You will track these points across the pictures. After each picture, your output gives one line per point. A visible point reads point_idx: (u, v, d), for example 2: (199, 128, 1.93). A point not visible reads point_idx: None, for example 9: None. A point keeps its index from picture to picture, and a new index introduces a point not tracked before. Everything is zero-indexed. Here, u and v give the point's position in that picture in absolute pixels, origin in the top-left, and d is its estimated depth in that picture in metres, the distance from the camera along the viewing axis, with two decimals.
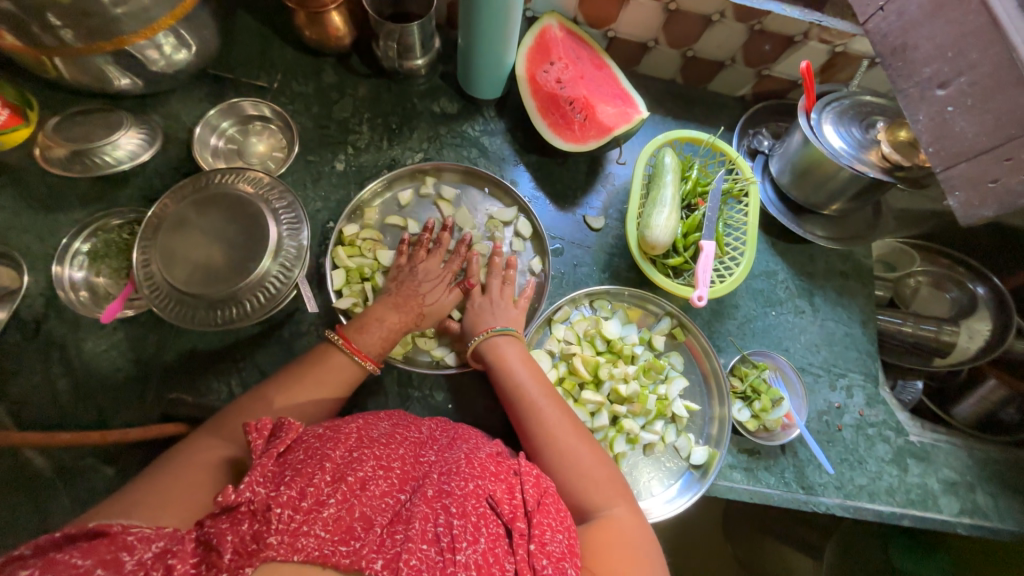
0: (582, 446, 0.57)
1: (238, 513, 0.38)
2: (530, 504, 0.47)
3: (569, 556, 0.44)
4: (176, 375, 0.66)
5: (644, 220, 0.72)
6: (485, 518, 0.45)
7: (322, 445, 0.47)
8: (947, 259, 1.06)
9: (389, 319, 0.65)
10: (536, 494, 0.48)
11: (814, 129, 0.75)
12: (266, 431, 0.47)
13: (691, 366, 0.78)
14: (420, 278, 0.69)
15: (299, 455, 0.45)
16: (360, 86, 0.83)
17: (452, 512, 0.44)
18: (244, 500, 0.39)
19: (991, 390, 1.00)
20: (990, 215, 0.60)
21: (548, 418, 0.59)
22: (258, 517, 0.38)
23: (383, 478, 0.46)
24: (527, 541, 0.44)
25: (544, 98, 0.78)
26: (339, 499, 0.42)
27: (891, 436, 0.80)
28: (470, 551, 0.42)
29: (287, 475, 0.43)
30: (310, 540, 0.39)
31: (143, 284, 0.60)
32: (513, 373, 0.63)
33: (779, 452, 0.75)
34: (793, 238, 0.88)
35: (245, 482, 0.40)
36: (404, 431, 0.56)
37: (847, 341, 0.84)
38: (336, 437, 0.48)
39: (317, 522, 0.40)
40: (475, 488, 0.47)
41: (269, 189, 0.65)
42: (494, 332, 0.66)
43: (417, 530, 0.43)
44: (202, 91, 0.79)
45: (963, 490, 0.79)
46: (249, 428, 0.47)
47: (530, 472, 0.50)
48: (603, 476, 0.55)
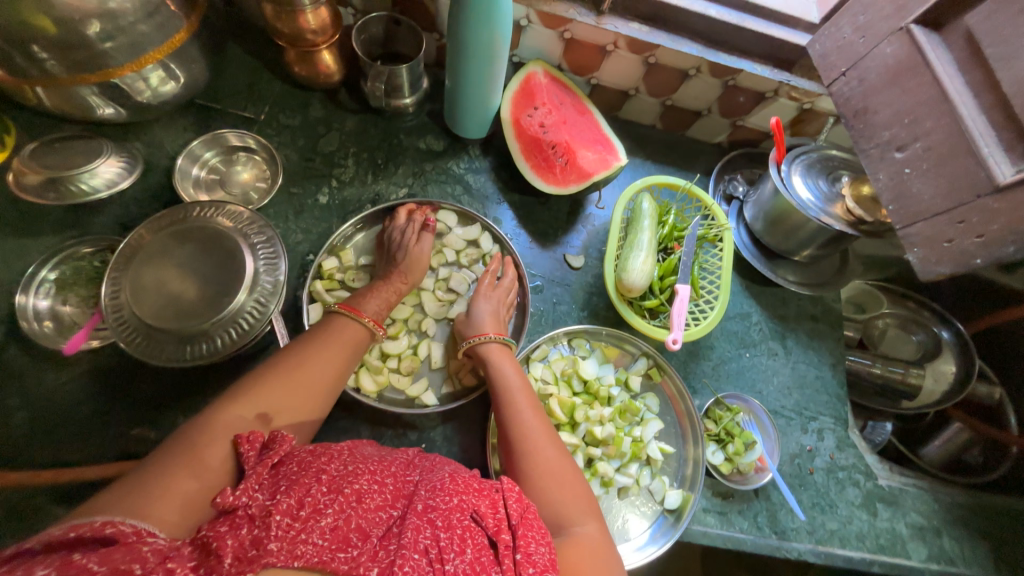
0: (552, 445, 0.60)
1: (237, 517, 0.39)
2: (513, 518, 0.47)
3: (552, 566, 0.44)
4: (140, 411, 0.64)
5: (621, 263, 0.74)
6: (470, 530, 0.45)
7: (315, 458, 0.47)
8: (912, 302, 1.10)
9: (379, 289, 0.69)
10: (519, 509, 0.48)
11: (784, 181, 0.79)
12: (258, 443, 0.48)
13: (666, 408, 0.78)
14: (407, 243, 0.73)
15: (293, 466, 0.45)
16: (347, 121, 0.85)
17: (439, 524, 0.44)
18: (241, 504, 0.40)
19: (956, 433, 1.04)
20: (946, 273, 0.62)
21: (526, 418, 0.62)
22: (257, 522, 0.39)
23: (377, 492, 0.46)
24: (512, 551, 0.44)
25: (528, 141, 0.80)
26: (336, 509, 0.42)
27: (861, 480, 0.81)
28: (458, 561, 0.42)
29: (284, 484, 0.43)
30: (309, 547, 0.38)
31: (110, 315, 0.59)
32: (502, 373, 0.66)
33: (752, 496, 0.76)
34: (766, 281, 0.91)
35: (240, 488, 0.42)
36: (393, 454, 0.56)
37: (818, 384, 0.86)
38: (328, 453, 0.49)
39: (315, 530, 0.40)
40: (459, 503, 0.47)
41: (249, 223, 0.65)
42: (492, 338, 0.68)
43: (409, 539, 0.42)
44: (187, 120, 0.79)
45: (930, 535, 0.80)
46: (238, 439, 0.48)
47: (513, 487, 0.50)
48: (579, 493, 0.56)
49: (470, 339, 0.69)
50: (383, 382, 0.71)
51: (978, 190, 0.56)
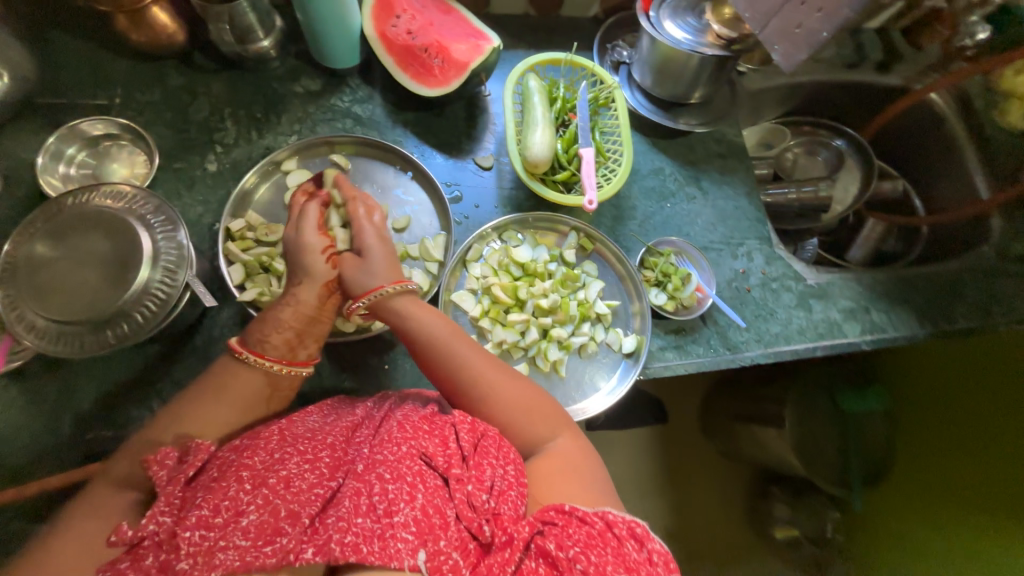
0: (504, 378, 0.57)
1: (141, 548, 0.41)
2: (466, 449, 0.50)
3: (513, 483, 0.48)
4: (88, 415, 0.63)
5: (523, 143, 0.75)
6: (421, 475, 0.47)
7: (237, 455, 0.47)
8: (807, 125, 1.18)
9: (278, 315, 0.59)
10: (472, 438, 0.51)
11: (655, 26, 0.80)
12: (171, 459, 0.47)
13: (606, 270, 0.82)
14: (307, 243, 0.62)
15: (212, 473, 0.46)
16: (213, 82, 0.80)
17: (386, 478, 0.46)
18: (148, 533, 0.41)
19: (873, 229, 1.14)
20: (805, 57, 0.67)
21: (470, 364, 0.57)
22: (164, 546, 0.41)
23: (309, 472, 0.47)
24: (465, 483, 0.47)
25: (400, 52, 0.78)
26: (259, 505, 0.43)
27: (793, 284, 0.89)
28: (408, 509, 0.44)
29: (199, 496, 0.44)
30: (229, 553, 0.40)
31: (18, 327, 0.57)
32: (426, 327, 0.59)
33: (701, 324, 0.82)
34: (670, 133, 0.94)
35: (150, 515, 0.42)
36: (337, 418, 0.55)
37: (738, 213, 0.92)
38: (255, 443, 0.48)
39: (236, 532, 0.41)
40: (409, 450, 0.49)
41: (133, 199, 0.62)
42: (390, 290, 0.60)
43: (349, 507, 0.44)
44: (34, 122, 0.73)
45: (861, 313, 0.89)
46: (150, 462, 0.47)
47: (464, 419, 0.53)
48: (546, 412, 0.57)
49: (361, 301, 0.60)
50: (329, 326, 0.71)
51: None
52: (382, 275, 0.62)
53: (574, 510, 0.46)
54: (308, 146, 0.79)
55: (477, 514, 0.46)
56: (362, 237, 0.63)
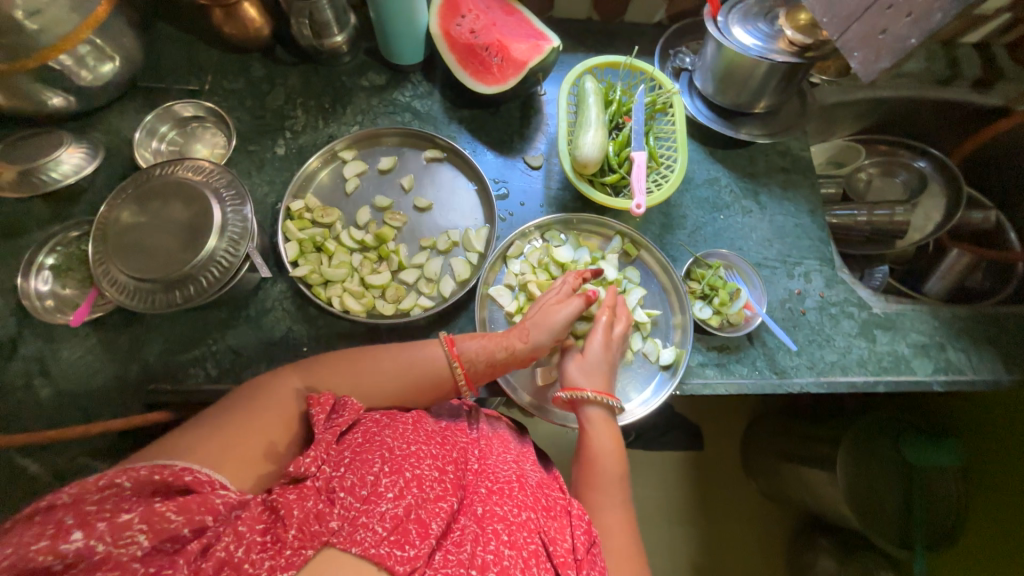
0: (619, 509, 0.57)
1: (304, 488, 0.42)
2: (579, 552, 0.48)
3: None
4: (153, 367, 0.68)
5: (574, 143, 0.75)
6: (535, 557, 0.46)
7: (380, 428, 0.50)
8: (884, 145, 1.09)
9: (493, 339, 0.63)
10: (586, 542, 0.49)
11: (723, 32, 0.78)
12: (327, 406, 0.51)
13: (649, 278, 0.80)
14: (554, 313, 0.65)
15: (357, 437, 0.49)
16: (290, 74, 0.87)
17: (505, 539, 0.45)
18: (309, 474, 0.43)
19: (955, 261, 1.02)
20: (887, 66, 0.62)
21: (609, 472, 0.59)
22: (322, 496, 0.42)
23: (437, 482, 0.47)
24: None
25: (462, 50, 0.81)
26: (396, 495, 0.44)
27: (855, 311, 0.82)
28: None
29: (349, 458, 0.46)
30: (367, 535, 0.40)
31: (105, 281, 0.64)
32: (594, 439, 0.61)
33: (748, 344, 0.77)
34: (730, 144, 0.91)
35: (311, 456, 0.44)
36: (456, 432, 0.57)
37: (798, 231, 0.86)
38: (394, 424, 0.52)
39: (375, 517, 0.42)
40: (527, 519, 0.48)
41: (210, 174, 0.69)
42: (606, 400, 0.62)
43: (468, 554, 0.43)
44: (136, 102, 0.81)
45: (934, 350, 0.81)
46: (311, 400, 0.51)
47: (581, 517, 0.52)
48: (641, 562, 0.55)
49: (563, 394, 0.63)
50: (370, 307, 0.73)
51: None
52: (592, 381, 0.64)
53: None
54: (367, 136, 0.83)
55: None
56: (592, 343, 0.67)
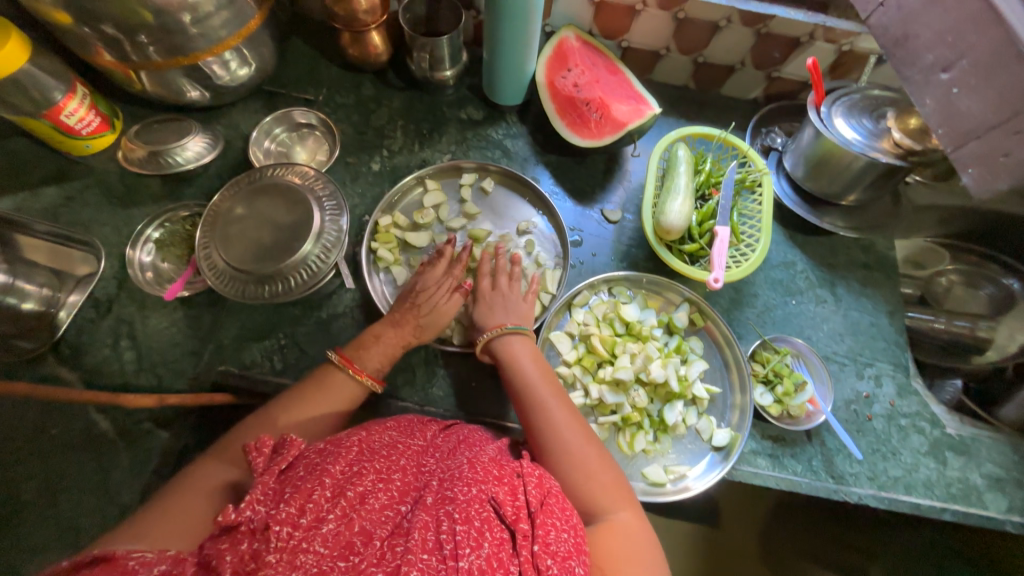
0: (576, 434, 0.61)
1: (237, 533, 0.41)
2: (533, 506, 0.48)
3: (573, 555, 0.45)
4: (227, 350, 0.72)
5: (659, 208, 0.76)
6: (490, 523, 0.46)
7: (322, 458, 0.49)
8: (974, 255, 1.04)
9: (389, 337, 0.68)
10: (539, 495, 0.50)
11: (825, 122, 0.78)
12: (267, 448, 0.48)
13: (712, 351, 0.78)
14: (434, 292, 0.71)
15: (299, 471, 0.48)
16: (396, 98, 0.92)
17: (455, 518, 0.46)
18: (243, 519, 0.41)
19: None
20: (1005, 187, 0.61)
21: (551, 408, 0.62)
22: (257, 535, 0.41)
23: (381, 493, 0.48)
24: (530, 541, 0.45)
25: (562, 101, 0.84)
26: (338, 514, 0.44)
27: (926, 427, 0.77)
28: (473, 557, 0.43)
29: (287, 492, 0.45)
30: (309, 557, 0.41)
31: (204, 264, 0.68)
32: (518, 367, 0.66)
33: (806, 440, 0.74)
34: (811, 230, 0.89)
35: (246, 500, 0.43)
36: (408, 438, 0.58)
37: (873, 331, 0.83)
38: (337, 451, 0.51)
39: (316, 539, 0.42)
40: (479, 493, 0.48)
41: (314, 181, 0.73)
42: (506, 329, 0.69)
43: (417, 540, 0.44)
44: (258, 103, 0.89)
45: (1011, 487, 0.75)
46: (250, 447, 0.48)
47: (533, 473, 0.52)
48: (609, 482, 0.57)
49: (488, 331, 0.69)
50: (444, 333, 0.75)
51: None
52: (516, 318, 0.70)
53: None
54: (457, 167, 0.86)
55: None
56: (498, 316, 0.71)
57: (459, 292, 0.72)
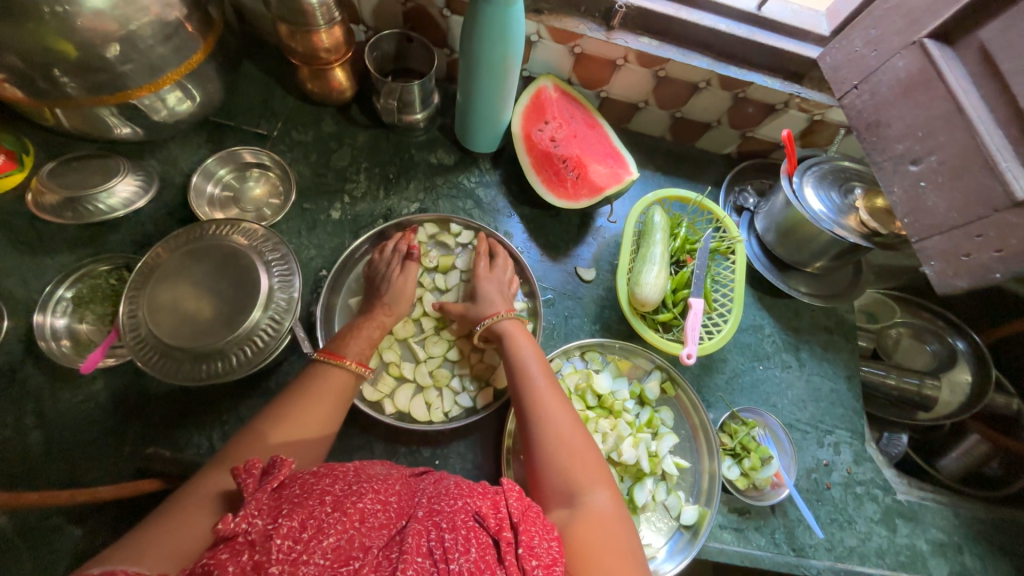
0: (565, 414, 0.60)
1: (236, 544, 0.39)
2: (515, 516, 0.46)
3: (558, 560, 0.44)
4: (158, 427, 0.64)
5: (634, 277, 0.74)
6: (474, 531, 0.45)
7: (318, 477, 0.46)
8: (927, 312, 1.08)
9: (362, 327, 0.67)
10: (524, 506, 0.48)
11: (796, 193, 0.78)
12: (257, 471, 0.46)
13: (681, 421, 0.78)
14: (390, 275, 0.72)
15: (295, 489, 0.44)
16: (359, 136, 0.85)
17: (444, 526, 0.45)
18: (241, 530, 0.40)
19: (974, 445, 1.02)
20: (964, 286, 0.60)
21: (538, 386, 0.62)
22: (257, 548, 0.39)
23: (381, 511, 0.45)
24: (515, 547, 0.44)
25: (538, 155, 0.81)
26: (339, 529, 0.41)
27: (879, 495, 0.80)
28: (463, 560, 0.42)
29: (285, 507, 0.42)
30: (310, 568, 0.38)
31: (127, 334, 0.60)
32: (513, 345, 0.66)
33: (769, 512, 0.75)
34: (778, 293, 0.90)
35: (241, 513, 0.41)
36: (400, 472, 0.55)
37: (833, 397, 0.85)
38: (333, 473, 0.48)
39: (317, 550, 0.39)
40: (463, 505, 0.47)
41: (263, 240, 0.66)
42: (501, 316, 0.69)
43: (412, 544, 0.42)
44: (201, 137, 0.80)
45: (952, 552, 0.78)
46: (238, 470, 0.46)
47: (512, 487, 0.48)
48: (592, 462, 0.56)
49: (483, 322, 0.69)
50: (428, 413, 0.72)
51: (996, 204, 0.55)
52: (500, 303, 0.71)
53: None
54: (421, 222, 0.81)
55: None
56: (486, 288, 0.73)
57: (411, 262, 0.74)
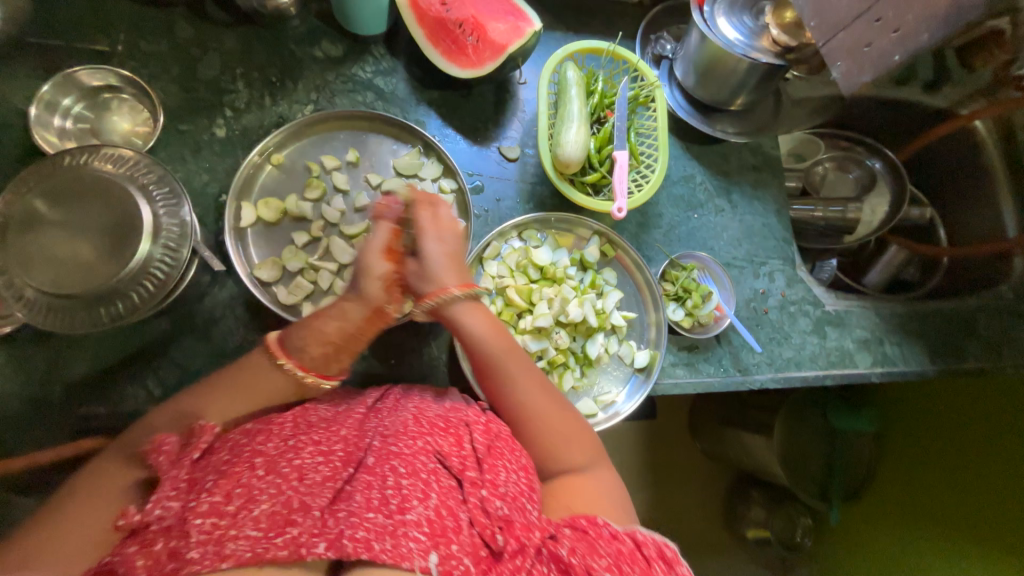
0: (542, 396, 0.54)
1: (148, 534, 0.38)
2: (479, 452, 0.49)
3: (525, 492, 0.47)
4: (82, 388, 0.60)
5: (555, 139, 0.71)
6: (435, 473, 0.46)
7: (248, 440, 0.45)
8: (845, 141, 1.12)
9: (322, 323, 0.49)
10: (485, 440, 0.50)
11: (709, 22, 0.73)
12: (172, 445, 0.44)
13: (625, 279, 0.79)
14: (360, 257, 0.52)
15: (220, 456, 0.43)
16: (224, 37, 0.74)
17: (401, 472, 0.45)
18: (153, 518, 0.39)
19: (894, 256, 1.11)
20: (868, 81, 0.62)
21: (510, 372, 0.54)
22: (173, 532, 0.38)
23: (323, 464, 0.44)
24: (479, 487, 0.46)
25: (432, 24, 0.72)
26: (271, 494, 0.41)
27: (810, 309, 0.86)
28: (421, 508, 0.43)
29: (208, 480, 0.41)
30: (241, 543, 0.38)
31: (4, 292, 0.53)
32: (472, 332, 0.54)
33: (715, 344, 0.80)
34: (706, 139, 0.90)
35: (153, 499, 0.39)
36: (348, 408, 0.53)
37: (765, 231, 0.89)
38: (268, 429, 0.46)
39: (248, 522, 0.39)
40: (424, 445, 0.48)
41: (134, 166, 0.58)
42: (456, 295, 0.54)
43: (361, 501, 0.42)
44: (29, 65, 0.67)
45: (874, 345, 0.87)
46: (150, 449, 0.44)
47: (478, 421, 0.52)
48: (578, 434, 0.54)
49: (426, 302, 0.54)
50: None
51: None
52: (451, 277, 0.54)
53: (604, 525, 0.45)
54: (315, 122, 0.73)
55: (490, 520, 0.44)
56: (428, 250, 0.54)
57: (383, 223, 0.54)
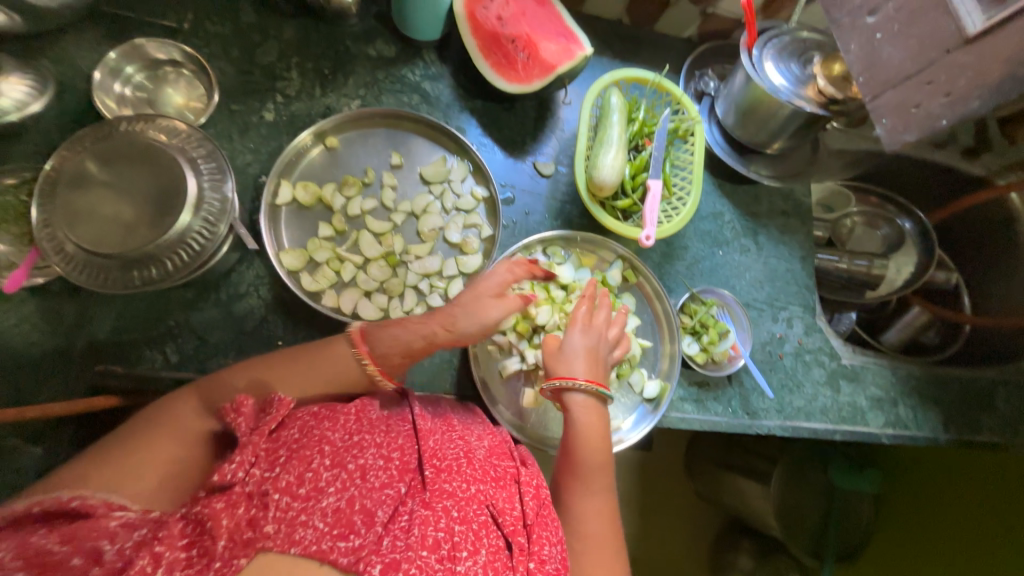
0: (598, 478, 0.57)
1: (234, 493, 0.38)
2: (529, 517, 0.47)
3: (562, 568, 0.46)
4: (102, 346, 0.62)
5: (592, 161, 0.72)
6: (486, 527, 0.45)
7: (317, 423, 0.46)
8: (875, 196, 1.12)
9: (410, 325, 0.58)
10: (535, 506, 0.49)
11: (756, 66, 0.74)
12: (249, 409, 0.45)
13: (643, 307, 0.79)
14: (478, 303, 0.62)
15: (292, 433, 0.44)
16: (285, 26, 0.77)
17: (454, 516, 0.44)
18: (237, 480, 0.39)
19: (915, 317, 1.09)
20: (912, 140, 0.62)
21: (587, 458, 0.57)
22: (254, 501, 0.38)
23: (383, 470, 0.45)
24: (527, 558, 0.44)
25: (485, 36, 0.74)
26: (339, 488, 0.42)
27: (826, 361, 0.85)
28: (470, 562, 0.42)
29: (285, 456, 0.42)
30: (309, 532, 0.38)
31: (47, 244, 0.55)
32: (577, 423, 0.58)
33: (726, 383, 0.79)
34: (739, 179, 0.90)
35: (235, 461, 0.40)
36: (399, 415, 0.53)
37: (788, 277, 0.88)
38: (334, 418, 0.47)
39: (316, 513, 0.39)
40: (476, 493, 0.47)
41: (186, 138, 0.60)
42: (591, 392, 0.59)
43: (417, 535, 0.41)
44: (98, 32, 0.70)
45: (888, 405, 0.86)
46: (230, 407, 0.45)
47: (530, 482, 0.51)
48: (614, 530, 0.55)
49: (549, 384, 0.60)
50: (383, 312, 0.71)
51: (947, 44, 0.55)
52: (580, 368, 0.60)
53: None
54: (361, 117, 0.75)
55: None
56: (572, 342, 0.63)
57: (515, 297, 0.62)
